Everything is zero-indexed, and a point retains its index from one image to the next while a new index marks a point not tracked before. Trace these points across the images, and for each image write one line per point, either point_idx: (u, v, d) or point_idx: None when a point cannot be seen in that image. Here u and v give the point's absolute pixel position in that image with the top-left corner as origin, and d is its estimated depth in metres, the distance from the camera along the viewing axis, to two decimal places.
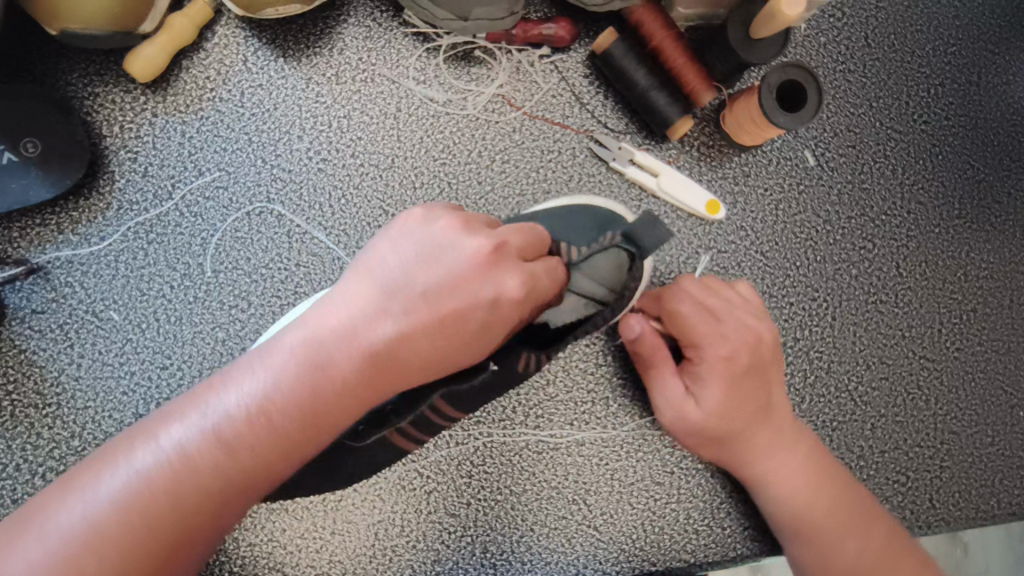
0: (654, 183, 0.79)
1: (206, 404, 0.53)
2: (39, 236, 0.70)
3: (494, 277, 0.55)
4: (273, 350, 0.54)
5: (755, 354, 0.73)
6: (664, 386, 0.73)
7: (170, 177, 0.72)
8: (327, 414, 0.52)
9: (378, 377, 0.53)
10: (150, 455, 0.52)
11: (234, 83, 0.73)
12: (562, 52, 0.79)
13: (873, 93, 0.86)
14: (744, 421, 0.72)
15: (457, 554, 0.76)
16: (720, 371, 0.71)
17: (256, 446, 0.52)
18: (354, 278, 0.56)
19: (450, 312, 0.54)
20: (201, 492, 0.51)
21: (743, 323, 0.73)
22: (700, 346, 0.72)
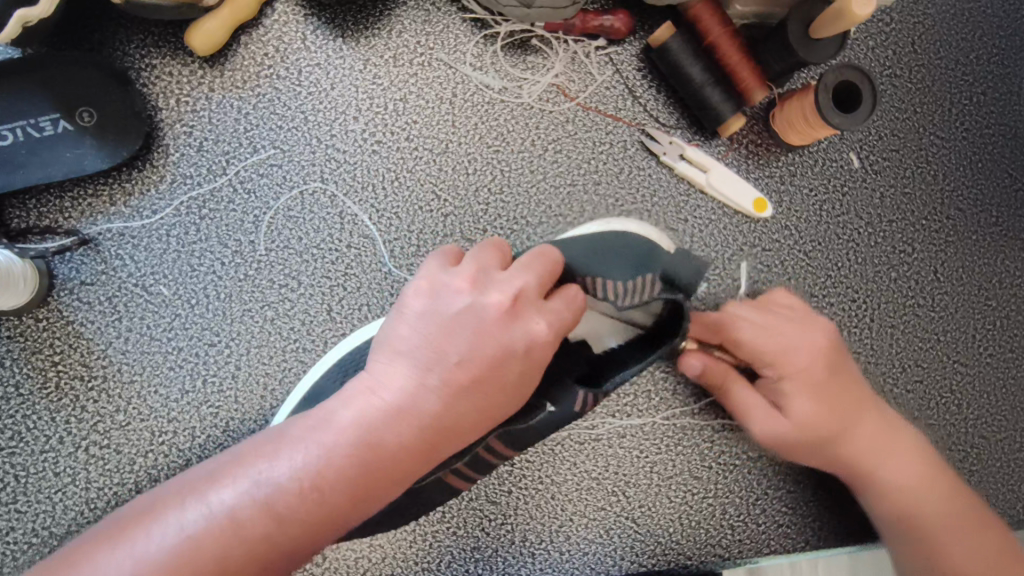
0: (703, 179, 0.80)
1: (250, 470, 0.50)
2: (91, 206, 0.69)
3: (528, 321, 0.54)
4: (317, 416, 0.51)
5: (827, 359, 0.73)
6: (745, 402, 0.74)
7: (224, 154, 0.71)
8: (388, 473, 0.50)
9: (423, 436, 0.51)
10: (181, 530, 0.48)
11: (292, 60, 0.73)
12: (617, 45, 0.79)
13: (917, 99, 0.86)
14: (838, 417, 0.72)
15: (496, 542, 0.76)
16: (803, 382, 0.72)
17: (301, 512, 0.49)
18: (386, 343, 0.54)
19: (482, 365, 0.52)
20: (250, 560, 0.48)
21: (804, 331, 0.73)
22: (771, 363, 0.73)
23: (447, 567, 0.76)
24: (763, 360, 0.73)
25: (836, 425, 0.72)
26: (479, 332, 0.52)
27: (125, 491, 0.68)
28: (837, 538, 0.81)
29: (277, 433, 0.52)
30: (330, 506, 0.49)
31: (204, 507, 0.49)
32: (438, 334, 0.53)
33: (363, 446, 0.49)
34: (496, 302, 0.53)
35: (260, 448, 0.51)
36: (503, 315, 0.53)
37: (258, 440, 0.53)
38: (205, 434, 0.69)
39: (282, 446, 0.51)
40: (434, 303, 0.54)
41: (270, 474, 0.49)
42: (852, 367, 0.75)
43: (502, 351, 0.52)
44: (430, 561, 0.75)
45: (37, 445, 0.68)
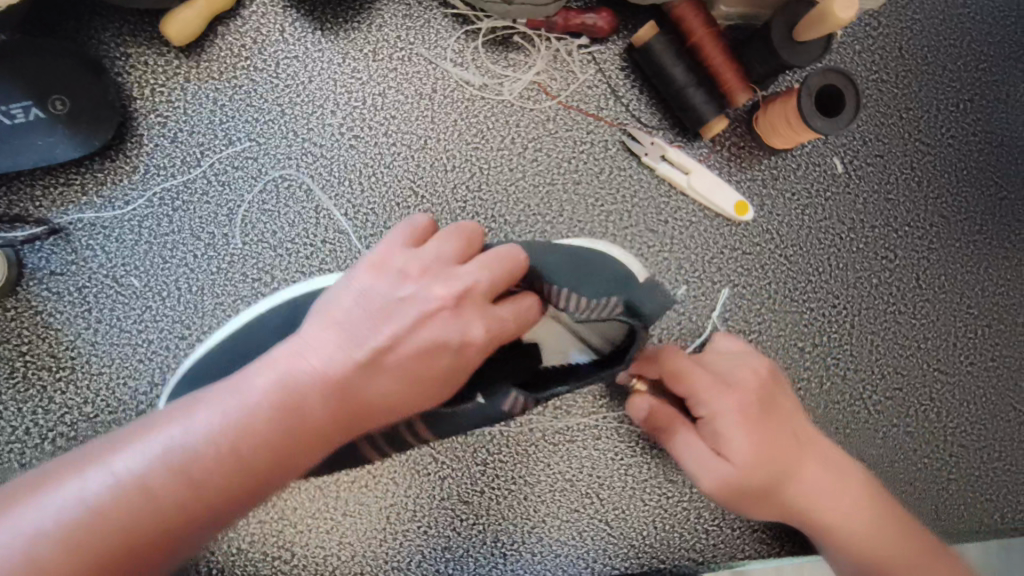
0: (684, 181, 0.79)
1: (168, 431, 0.50)
2: (62, 196, 0.69)
3: (467, 317, 0.55)
4: (242, 383, 0.52)
5: (761, 390, 0.70)
6: (688, 447, 0.69)
7: (198, 145, 0.71)
8: (308, 446, 0.52)
9: (350, 412, 0.53)
10: (92, 487, 0.48)
11: (269, 53, 0.72)
12: (600, 44, 0.79)
13: (903, 105, 0.86)
14: (781, 454, 0.68)
15: (467, 542, 0.76)
16: (737, 419, 0.67)
17: (218, 474, 0.49)
18: (320, 318, 0.55)
19: (418, 350, 0.54)
20: (159, 520, 0.49)
21: (738, 364, 0.71)
22: (706, 403, 0.68)
23: (417, 566, 0.75)
24: (696, 398, 0.68)
25: (781, 461, 0.68)
26: (422, 320, 0.54)
27: None
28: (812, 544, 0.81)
29: (199, 396, 0.53)
30: (246, 475, 0.50)
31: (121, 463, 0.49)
32: (375, 315, 0.54)
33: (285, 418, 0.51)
34: (438, 292, 0.54)
35: (181, 411, 0.51)
36: (449, 306, 0.54)
37: (183, 397, 0.53)
38: None
39: (203, 410, 0.51)
40: (385, 286, 0.56)
41: (187, 438, 0.50)
42: (787, 397, 0.73)
43: (436, 341, 0.54)
44: (399, 560, 0.75)
45: (3, 435, 0.67)
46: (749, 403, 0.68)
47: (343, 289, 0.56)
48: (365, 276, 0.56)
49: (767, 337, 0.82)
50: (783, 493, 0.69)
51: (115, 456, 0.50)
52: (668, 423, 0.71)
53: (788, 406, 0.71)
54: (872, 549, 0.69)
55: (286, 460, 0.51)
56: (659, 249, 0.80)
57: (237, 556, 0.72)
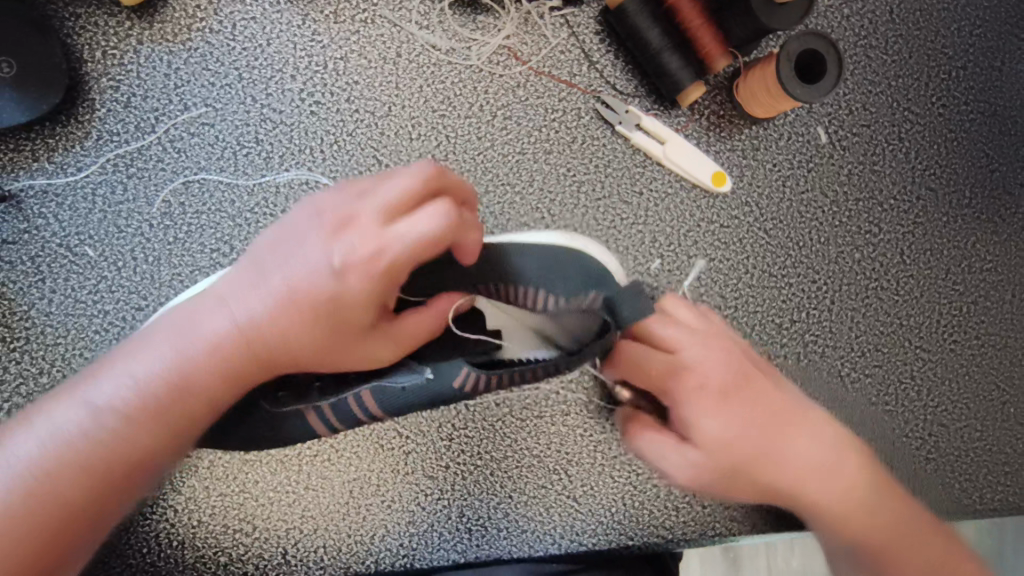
0: (660, 150, 0.76)
1: (95, 381, 0.53)
2: (13, 162, 0.67)
3: (365, 239, 0.51)
4: (161, 327, 0.55)
5: (731, 369, 0.65)
6: (659, 441, 0.68)
7: (153, 110, 0.69)
8: (230, 379, 0.55)
9: (263, 359, 0.55)
10: (29, 441, 0.51)
11: (225, 14, 0.70)
12: (574, 6, 0.76)
13: (892, 72, 0.82)
14: (754, 437, 0.65)
15: (432, 517, 0.75)
16: (707, 405, 0.64)
17: (147, 417, 0.52)
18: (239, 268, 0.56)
19: (323, 294, 0.53)
20: (88, 471, 0.51)
21: (704, 350, 0.65)
22: (672, 390, 0.66)
23: (381, 540, 0.74)
24: (664, 389, 0.66)
25: (756, 446, 0.65)
26: (336, 253, 0.52)
27: None
28: (784, 522, 0.80)
29: (128, 346, 0.55)
30: (175, 407, 0.53)
31: (54, 420, 0.52)
32: (283, 257, 0.54)
33: (202, 355, 0.54)
34: (337, 224, 0.53)
35: (111, 360, 0.55)
36: (354, 230, 0.52)
37: (113, 350, 0.56)
38: None
39: (130, 357, 0.54)
40: (307, 233, 0.54)
41: (112, 385, 0.53)
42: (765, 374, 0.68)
43: (337, 278, 0.52)
44: (363, 534, 0.74)
45: None
46: (710, 388, 0.64)
47: (258, 238, 0.56)
48: (290, 216, 0.56)
49: (744, 312, 0.80)
50: (769, 477, 0.66)
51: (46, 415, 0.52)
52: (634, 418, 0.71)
53: (763, 383, 0.67)
54: (860, 527, 0.66)
55: (212, 393, 0.54)
56: (633, 221, 0.77)
57: (199, 528, 0.72)
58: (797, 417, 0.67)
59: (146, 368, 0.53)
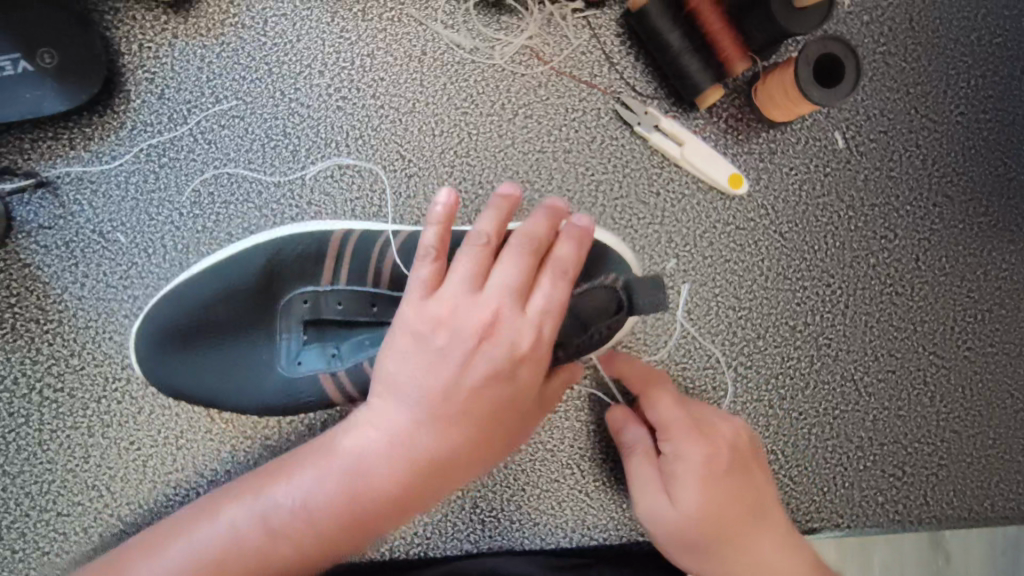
0: (677, 152, 0.77)
1: (269, 494, 0.57)
2: (51, 149, 0.70)
3: (501, 336, 0.54)
4: (345, 449, 0.56)
5: (734, 449, 0.70)
6: (640, 480, 0.70)
7: (185, 103, 0.71)
8: (396, 497, 0.55)
9: (425, 474, 0.55)
10: (200, 545, 0.56)
11: (257, 10, 0.72)
12: (596, 8, 0.77)
13: (910, 79, 0.83)
14: (732, 513, 0.67)
15: (446, 507, 0.76)
16: (695, 468, 0.68)
17: (310, 535, 0.55)
18: (383, 376, 0.56)
19: (470, 397, 0.54)
20: (252, 574, 0.55)
21: (716, 423, 0.71)
22: (675, 442, 0.69)
23: (395, 529, 0.76)
24: (667, 435, 0.70)
25: (726, 521, 0.67)
26: (474, 347, 0.54)
27: (77, 434, 0.69)
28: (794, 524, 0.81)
29: (284, 463, 0.59)
30: (374, 510, 0.55)
31: (222, 525, 0.57)
32: (417, 370, 0.55)
33: (358, 476, 0.55)
34: (470, 322, 0.54)
35: (281, 472, 0.58)
36: (488, 328, 0.54)
37: (285, 461, 0.59)
38: None
39: (303, 476, 0.56)
40: (428, 337, 0.54)
41: (285, 500, 0.56)
42: (761, 462, 0.72)
43: (483, 375, 0.54)
44: None
45: None
46: (715, 458, 0.68)
47: (386, 353, 0.56)
48: (407, 313, 0.55)
49: (758, 314, 0.81)
50: (734, 562, 0.67)
51: (211, 518, 0.57)
52: (625, 447, 0.73)
53: (755, 466, 0.71)
54: None
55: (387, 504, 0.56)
56: (649, 221, 0.79)
57: None
58: (776, 515, 0.69)
59: (324, 481, 0.56)
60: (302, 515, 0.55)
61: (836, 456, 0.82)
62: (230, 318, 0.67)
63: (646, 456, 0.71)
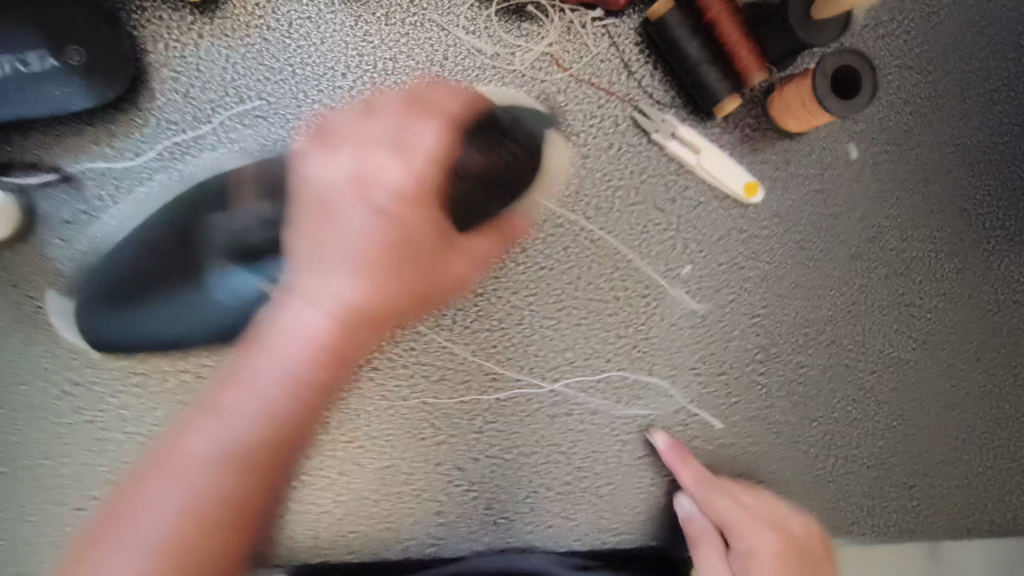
0: (694, 159, 0.78)
1: (167, 452, 0.46)
2: (75, 146, 0.71)
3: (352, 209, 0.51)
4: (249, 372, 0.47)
5: (807, 537, 0.75)
6: (714, 569, 0.73)
7: (209, 102, 0.72)
8: (327, 347, 0.48)
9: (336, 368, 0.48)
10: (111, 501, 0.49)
11: (282, 12, 0.73)
12: (616, 17, 0.78)
13: (924, 92, 0.84)
14: (799, 559, 0.72)
15: (459, 508, 0.76)
16: (767, 561, 0.72)
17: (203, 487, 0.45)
18: (287, 265, 0.53)
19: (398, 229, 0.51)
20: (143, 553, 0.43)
21: (779, 506, 0.76)
22: (740, 531, 0.74)
23: (409, 529, 0.76)
24: (738, 531, 0.74)
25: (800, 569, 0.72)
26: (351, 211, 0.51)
27: (95, 426, 0.70)
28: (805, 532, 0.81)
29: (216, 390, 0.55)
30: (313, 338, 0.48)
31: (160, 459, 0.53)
32: (309, 243, 0.50)
33: (266, 368, 0.47)
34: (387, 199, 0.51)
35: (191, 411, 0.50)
36: (359, 193, 0.51)
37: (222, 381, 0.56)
38: (176, 378, 0.70)
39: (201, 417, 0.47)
40: (331, 215, 0.51)
41: (182, 453, 0.46)
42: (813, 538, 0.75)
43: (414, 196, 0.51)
44: (392, 523, 0.76)
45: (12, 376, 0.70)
46: (785, 550, 0.73)
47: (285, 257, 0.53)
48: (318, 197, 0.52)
49: (772, 322, 0.81)
50: None
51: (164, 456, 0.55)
52: (692, 543, 0.75)
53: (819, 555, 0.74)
54: None
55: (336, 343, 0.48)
56: (666, 228, 0.79)
57: None
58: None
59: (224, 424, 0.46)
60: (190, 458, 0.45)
61: (847, 465, 0.82)
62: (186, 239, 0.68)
63: (716, 549, 0.74)
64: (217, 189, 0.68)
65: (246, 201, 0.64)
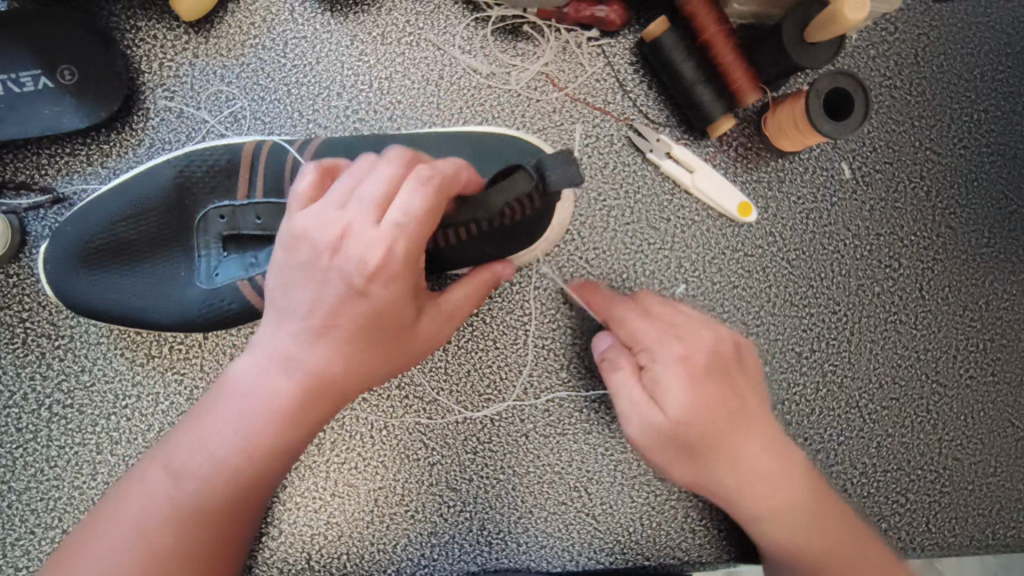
0: (688, 179, 0.78)
1: (197, 434, 0.58)
2: (68, 165, 0.71)
3: (334, 268, 0.53)
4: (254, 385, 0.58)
5: (716, 349, 0.68)
6: (623, 392, 0.67)
7: (203, 121, 0.72)
8: (317, 377, 0.57)
9: (324, 397, 0.58)
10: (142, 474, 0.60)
11: (278, 32, 0.74)
12: (611, 38, 0.79)
13: (915, 112, 0.85)
14: (720, 419, 0.65)
15: (453, 529, 0.76)
16: (675, 367, 0.65)
17: (225, 468, 0.57)
18: (275, 307, 0.57)
19: (370, 290, 0.53)
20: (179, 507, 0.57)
21: (705, 329, 0.69)
22: (657, 347, 0.67)
23: (402, 550, 0.76)
24: (642, 343, 0.68)
25: (715, 429, 0.65)
26: (327, 267, 0.53)
27: (85, 451, 0.69)
28: None
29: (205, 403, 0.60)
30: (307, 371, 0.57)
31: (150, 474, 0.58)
32: (300, 295, 0.55)
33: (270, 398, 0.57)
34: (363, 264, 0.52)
35: (205, 412, 0.59)
36: (332, 260, 0.53)
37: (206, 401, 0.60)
38: (168, 400, 0.70)
39: (221, 414, 0.58)
40: (315, 267, 0.53)
41: (211, 435, 0.58)
42: (748, 371, 0.70)
43: (386, 262, 0.52)
44: (385, 543, 0.75)
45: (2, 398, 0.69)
46: (696, 357, 0.66)
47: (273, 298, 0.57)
48: (307, 257, 0.54)
49: (765, 339, 0.81)
50: (719, 460, 0.65)
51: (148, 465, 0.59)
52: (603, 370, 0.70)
53: (740, 369, 0.69)
54: (796, 526, 0.66)
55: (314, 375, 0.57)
56: (660, 246, 0.79)
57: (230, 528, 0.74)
58: (766, 407, 0.69)
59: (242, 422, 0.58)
60: (215, 448, 0.58)
61: (839, 482, 0.82)
62: (173, 229, 0.67)
63: (626, 369, 0.68)
64: (217, 167, 0.68)
65: (259, 190, 0.67)
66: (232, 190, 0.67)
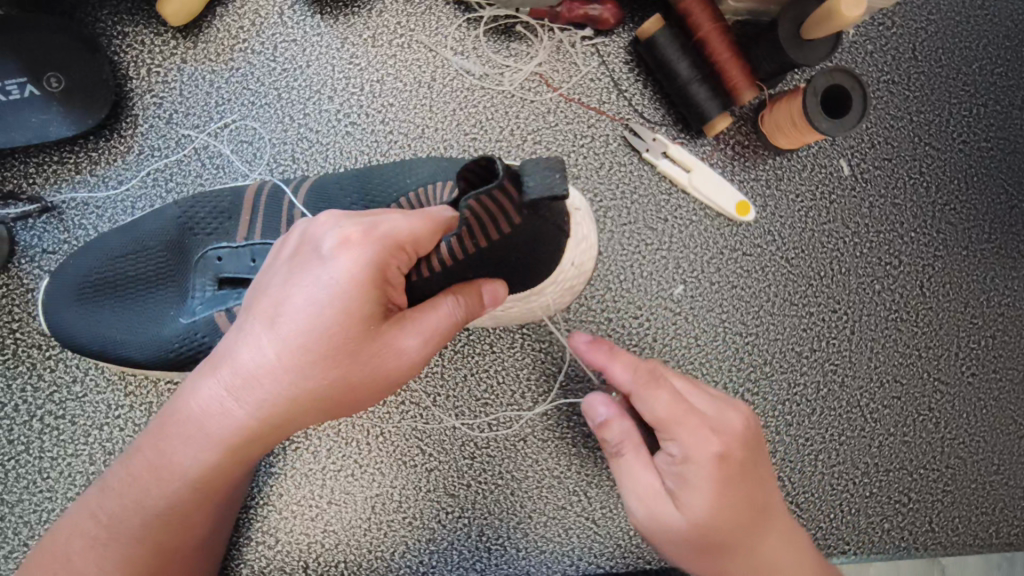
0: (685, 179, 0.77)
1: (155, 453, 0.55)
2: (57, 174, 0.70)
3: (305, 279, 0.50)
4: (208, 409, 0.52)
5: (742, 440, 0.64)
6: (640, 484, 0.64)
7: (193, 127, 0.71)
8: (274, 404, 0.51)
9: (283, 425, 0.53)
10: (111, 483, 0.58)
11: (267, 36, 0.73)
12: (605, 36, 0.78)
13: (914, 107, 0.84)
14: (743, 519, 0.62)
15: (452, 535, 0.76)
16: (708, 470, 0.61)
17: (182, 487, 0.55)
18: (242, 322, 0.52)
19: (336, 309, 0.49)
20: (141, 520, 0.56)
21: (730, 417, 0.64)
22: (690, 448, 0.61)
23: (401, 557, 0.75)
24: (670, 435, 0.62)
25: (737, 529, 0.62)
26: (298, 279, 0.50)
27: (77, 462, 0.68)
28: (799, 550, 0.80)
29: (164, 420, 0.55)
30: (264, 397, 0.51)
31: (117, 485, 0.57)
32: (266, 308, 0.51)
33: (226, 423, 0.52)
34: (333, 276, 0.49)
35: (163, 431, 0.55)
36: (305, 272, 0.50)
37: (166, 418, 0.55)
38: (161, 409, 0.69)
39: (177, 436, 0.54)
40: (289, 278, 0.50)
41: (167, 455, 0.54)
42: (765, 457, 0.67)
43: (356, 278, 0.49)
44: (384, 550, 0.75)
45: None
46: (728, 455, 0.62)
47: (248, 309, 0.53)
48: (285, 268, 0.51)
49: (765, 339, 0.81)
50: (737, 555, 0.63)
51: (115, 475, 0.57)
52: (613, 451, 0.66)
53: (759, 459, 0.65)
54: None
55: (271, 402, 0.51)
56: (657, 247, 0.79)
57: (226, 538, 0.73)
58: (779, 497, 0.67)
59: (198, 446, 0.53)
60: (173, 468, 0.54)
61: (842, 482, 0.82)
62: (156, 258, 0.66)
63: (639, 452, 0.65)
64: (215, 200, 0.67)
65: (257, 232, 0.64)
66: (225, 214, 0.66)
